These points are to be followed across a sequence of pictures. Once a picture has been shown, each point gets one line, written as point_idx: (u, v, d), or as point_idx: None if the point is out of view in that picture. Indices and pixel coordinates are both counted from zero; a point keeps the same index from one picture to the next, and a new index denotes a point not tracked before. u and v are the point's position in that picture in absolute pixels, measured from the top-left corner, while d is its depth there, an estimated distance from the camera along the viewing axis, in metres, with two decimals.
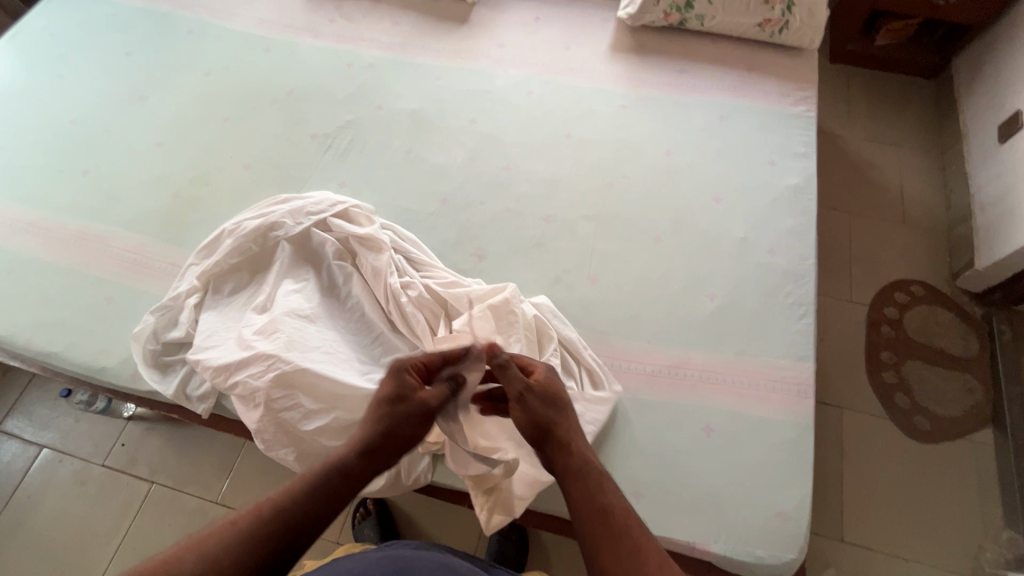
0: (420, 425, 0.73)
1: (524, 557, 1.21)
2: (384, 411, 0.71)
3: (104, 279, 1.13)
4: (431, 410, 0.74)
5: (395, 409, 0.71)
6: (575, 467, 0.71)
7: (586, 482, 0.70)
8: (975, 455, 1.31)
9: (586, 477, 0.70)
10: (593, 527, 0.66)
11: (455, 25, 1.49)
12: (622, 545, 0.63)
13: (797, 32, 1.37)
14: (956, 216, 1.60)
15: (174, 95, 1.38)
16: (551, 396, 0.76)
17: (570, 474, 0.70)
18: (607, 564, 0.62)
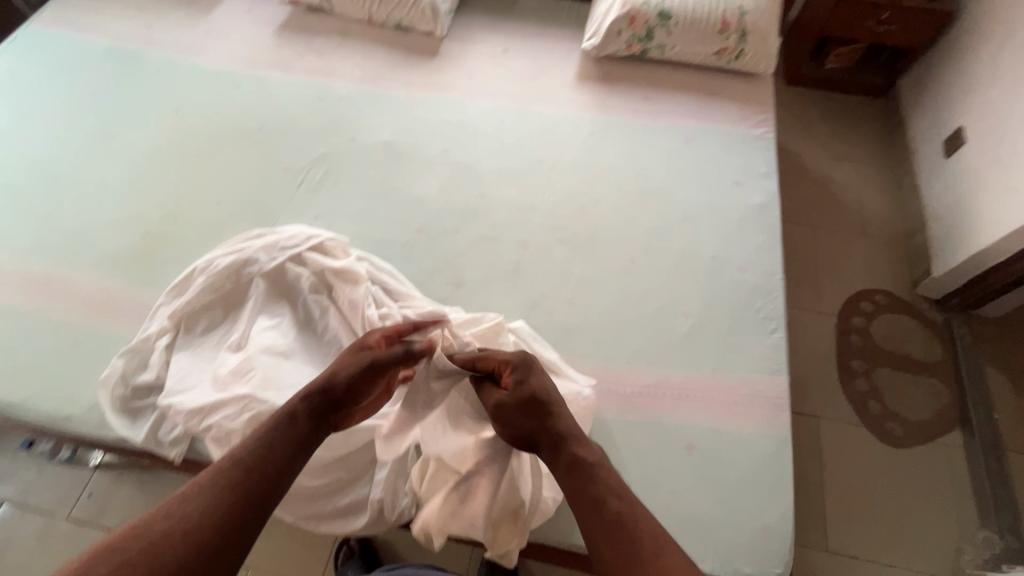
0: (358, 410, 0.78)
1: None
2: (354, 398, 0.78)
3: (69, 323, 1.10)
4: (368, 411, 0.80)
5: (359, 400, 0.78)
6: (573, 458, 0.71)
7: (580, 470, 0.69)
8: (948, 457, 1.35)
9: (580, 467, 0.69)
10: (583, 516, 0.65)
11: (426, 58, 1.52)
12: (619, 528, 0.63)
13: (752, 59, 1.45)
14: (911, 226, 1.68)
15: (142, 133, 1.37)
16: (525, 400, 0.76)
17: (562, 467, 0.71)
18: (604, 547, 0.62)
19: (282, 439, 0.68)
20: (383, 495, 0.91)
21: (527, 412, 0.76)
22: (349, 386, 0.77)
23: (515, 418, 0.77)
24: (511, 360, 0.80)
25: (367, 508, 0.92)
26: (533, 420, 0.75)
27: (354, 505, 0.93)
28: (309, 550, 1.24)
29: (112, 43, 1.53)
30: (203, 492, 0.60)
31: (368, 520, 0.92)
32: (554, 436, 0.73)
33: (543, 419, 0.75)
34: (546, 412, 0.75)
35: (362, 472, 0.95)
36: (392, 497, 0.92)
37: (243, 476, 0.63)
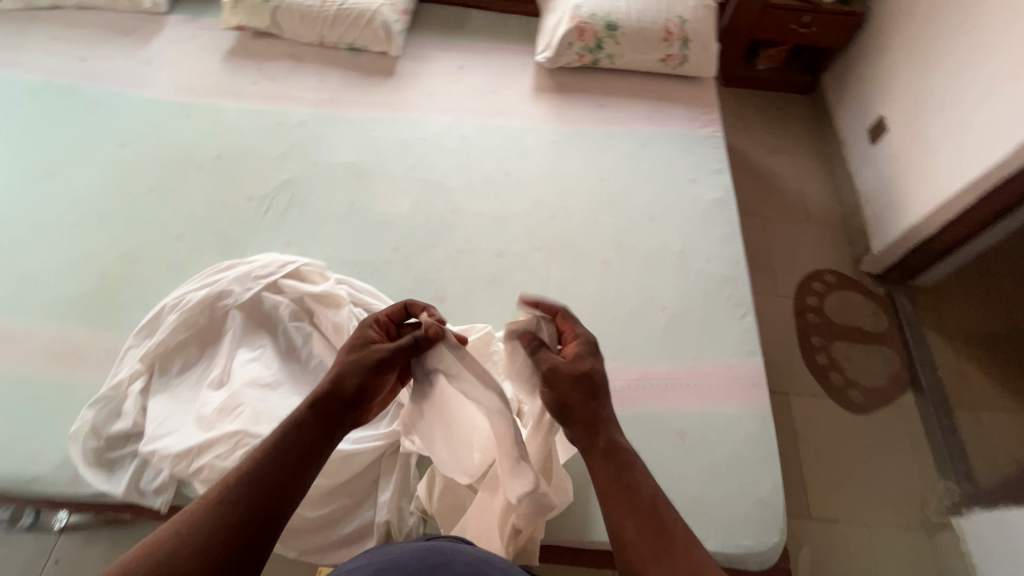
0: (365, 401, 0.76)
1: None
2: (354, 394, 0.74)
3: (25, 377, 1.02)
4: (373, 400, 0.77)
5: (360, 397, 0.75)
6: (608, 447, 0.75)
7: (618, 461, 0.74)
8: (905, 417, 1.47)
9: (618, 458, 0.74)
10: (617, 504, 0.71)
11: (382, 78, 1.53)
12: (648, 517, 0.70)
13: (695, 64, 1.54)
14: (848, 209, 1.83)
15: (88, 170, 1.30)
16: (584, 373, 0.77)
17: (599, 453, 0.74)
18: (634, 532, 0.69)
19: (288, 446, 0.70)
20: (389, 517, 0.91)
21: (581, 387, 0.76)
22: (359, 386, 0.74)
23: (562, 382, 0.77)
24: (583, 335, 0.80)
25: (373, 532, 0.91)
26: (580, 393, 0.76)
27: (360, 531, 0.91)
28: None
29: (43, 78, 1.45)
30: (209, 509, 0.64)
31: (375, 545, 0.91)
32: (595, 419, 0.76)
33: (591, 397, 0.76)
34: (592, 393, 0.77)
35: (364, 497, 0.93)
36: (399, 518, 0.92)
37: (248, 490, 0.66)
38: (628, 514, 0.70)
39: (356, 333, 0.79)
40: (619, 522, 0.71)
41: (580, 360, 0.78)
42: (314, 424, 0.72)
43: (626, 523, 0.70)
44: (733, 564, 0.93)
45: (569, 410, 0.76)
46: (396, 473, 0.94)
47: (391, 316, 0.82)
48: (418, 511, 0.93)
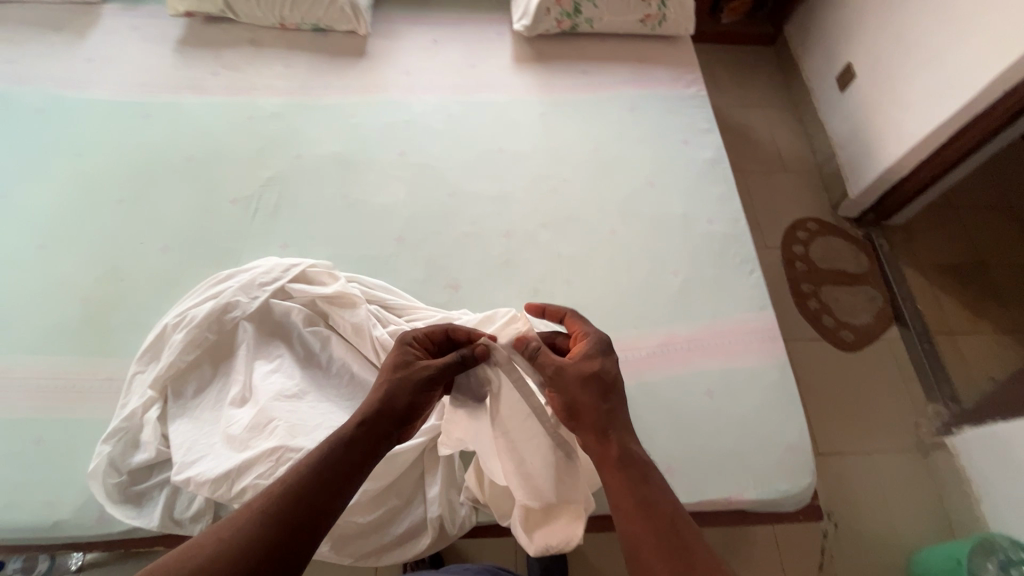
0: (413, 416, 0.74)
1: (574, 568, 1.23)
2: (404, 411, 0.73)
3: (22, 419, 0.94)
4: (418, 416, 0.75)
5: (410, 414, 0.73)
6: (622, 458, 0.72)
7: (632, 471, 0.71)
8: (892, 350, 1.56)
9: (630, 468, 0.71)
10: (628, 513, 0.68)
11: (355, 59, 1.44)
12: (667, 530, 0.66)
13: (673, 23, 1.52)
14: (821, 156, 1.89)
15: (45, 186, 1.18)
16: (588, 374, 0.76)
17: (613, 463, 0.72)
18: (651, 547, 0.65)
19: (336, 460, 0.67)
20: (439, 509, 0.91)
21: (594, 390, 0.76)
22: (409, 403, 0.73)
23: (569, 383, 0.77)
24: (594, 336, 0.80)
25: (427, 527, 0.91)
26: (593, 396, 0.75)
27: (414, 528, 0.91)
28: None
29: None
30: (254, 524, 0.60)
31: (431, 540, 0.91)
32: (609, 425, 0.74)
33: (602, 399, 0.75)
34: (603, 395, 0.76)
35: (412, 493, 0.93)
36: (450, 510, 0.92)
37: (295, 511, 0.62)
38: (639, 524, 0.67)
39: (398, 350, 0.78)
40: (630, 531, 0.67)
41: (588, 361, 0.78)
42: (362, 437, 0.70)
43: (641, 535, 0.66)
44: (772, 508, 0.98)
45: (579, 414, 0.76)
46: (442, 466, 0.93)
47: (430, 334, 0.81)
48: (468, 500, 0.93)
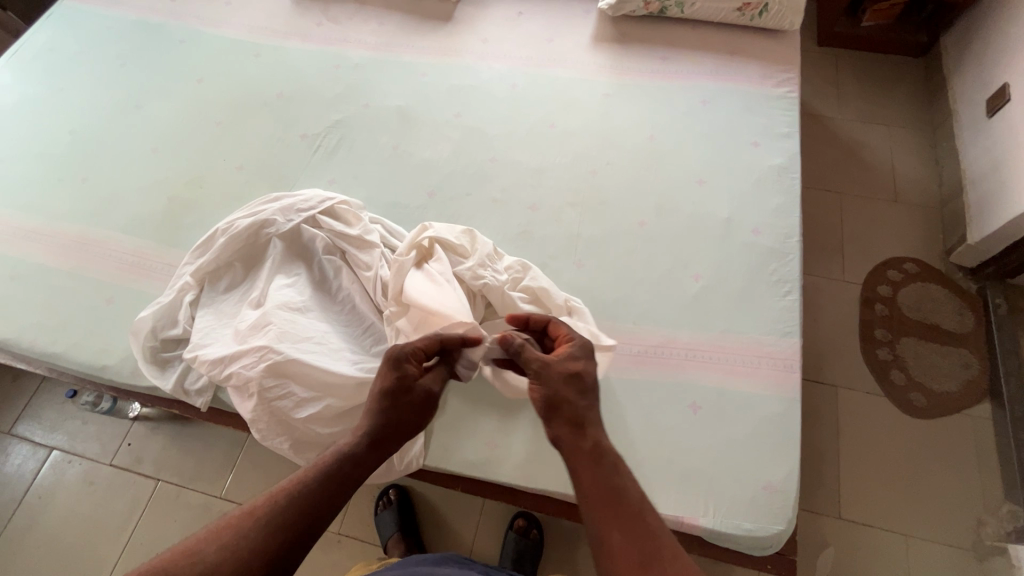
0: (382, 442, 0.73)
1: (541, 554, 1.21)
2: (384, 403, 0.73)
3: (103, 280, 1.17)
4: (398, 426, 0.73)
5: (396, 401, 0.74)
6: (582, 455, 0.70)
7: (608, 501, 0.66)
8: (975, 428, 1.30)
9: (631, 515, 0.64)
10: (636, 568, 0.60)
11: (440, 23, 1.52)
12: (635, 528, 0.63)
13: (777, 15, 1.38)
14: (948, 190, 1.60)
15: (167, 101, 1.42)
16: (573, 373, 0.76)
17: (585, 456, 0.69)
18: (613, 536, 0.63)
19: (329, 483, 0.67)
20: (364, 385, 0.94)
21: (573, 378, 0.76)
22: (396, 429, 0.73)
23: (555, 379, 0.76)
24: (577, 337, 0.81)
25: None
26: (577, 392, 0.75)
27: None
28: None
29: (139, 16, 1.58)
30: (249, 528, 0.60)
31: (378, 468, 0.97)
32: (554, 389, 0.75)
33: (579, 395, 0.75)
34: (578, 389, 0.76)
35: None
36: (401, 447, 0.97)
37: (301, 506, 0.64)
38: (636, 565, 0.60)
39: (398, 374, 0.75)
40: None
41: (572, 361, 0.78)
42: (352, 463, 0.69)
43: (612, 561, 0.62)
44: (730, 543, 0.90)
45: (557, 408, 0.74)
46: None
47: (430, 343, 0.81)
48: (422, 440, 0.98)
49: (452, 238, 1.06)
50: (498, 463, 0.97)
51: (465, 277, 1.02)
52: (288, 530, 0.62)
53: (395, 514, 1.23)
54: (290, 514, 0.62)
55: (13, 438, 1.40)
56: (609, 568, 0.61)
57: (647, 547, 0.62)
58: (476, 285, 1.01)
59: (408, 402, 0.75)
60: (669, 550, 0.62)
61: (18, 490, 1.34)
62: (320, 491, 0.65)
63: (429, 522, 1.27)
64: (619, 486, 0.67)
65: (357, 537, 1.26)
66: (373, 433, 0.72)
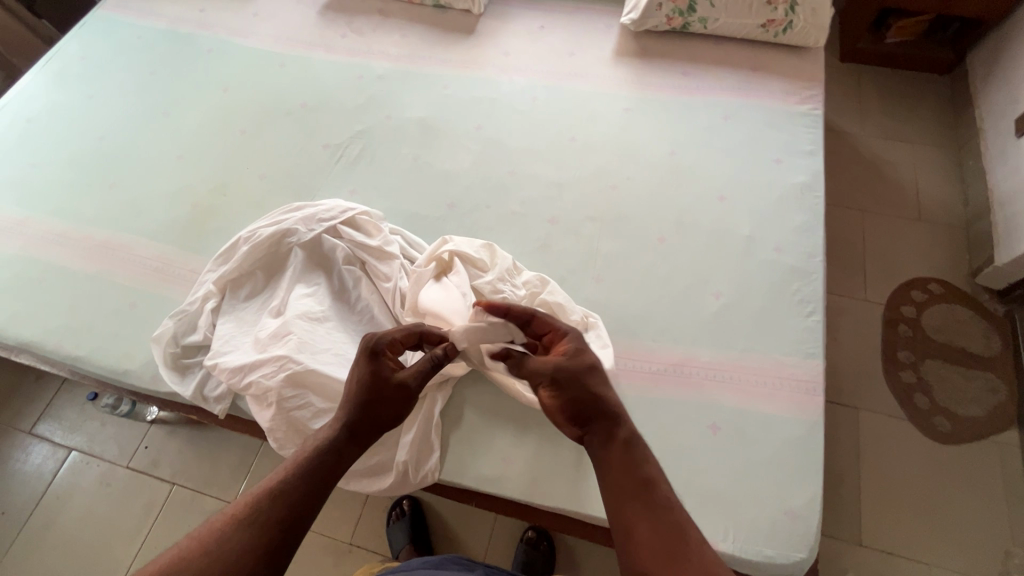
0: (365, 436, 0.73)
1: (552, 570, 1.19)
2: (362, 393, 0.74)
3: (128, 285, 1.18)
4: (377, 416, 0.74)
5: (373, 391, 0.74)
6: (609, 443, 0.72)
7: (636, 490, 0.67)
8: (1002, 455, 1.27)
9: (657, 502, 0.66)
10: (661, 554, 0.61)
11: (463, 36, 1.53)
12: (660, 515, 0.64)
13: (801, 31, 1.37)
14: (974, 210, 1.57)
15: (193, 110, 1.44)
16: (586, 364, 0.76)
17: (612, 444, 0.71)
18: (636, 521, 0.65)
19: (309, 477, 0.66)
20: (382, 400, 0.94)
21: (584, 375, 0.75)
22: (380, 418, 0.74)
23: (570, 381, 0.75)
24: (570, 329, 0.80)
25: (392, 469, 0.97)
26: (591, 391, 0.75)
27: (381, 465, 0.98)
28: (339, 508, 1.29)
29: (168, 26, 1.61)
30: (230, 531, 0.59)
31: (393, 481, 0.97)
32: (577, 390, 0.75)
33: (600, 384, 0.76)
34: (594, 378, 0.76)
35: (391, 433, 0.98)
36: (417, 460, 0.96)
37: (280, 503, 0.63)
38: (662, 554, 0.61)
39: (375, 364, 0.76)
40: None
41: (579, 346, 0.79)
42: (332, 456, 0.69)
43: (639, 549, 0.63)
44: (750, 569, 0.88)
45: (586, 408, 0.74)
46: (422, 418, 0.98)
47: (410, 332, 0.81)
48: (437, 453, 0.98)
49: (470, 251, 1.06)
50: (513, 479, 0.96)
51: (485, 291, 1.02)
52: (275, 527, 0.61)
53: (407, 525, 1.23)
54: (269, 509, 0.62)
55: (34, 437, 1.42)
56: (637, 555, 0.63)
57: (672, 534, 0.63)
58: (495, 299, 1.01)
59: (385, 391, 0.75)
60: (697, 546, 0.62)
61: (37, 490, 1.36)
62: (302, 485, 0.65)
63: (439, 533, 1.27)
64: (652, 481, 0.68)
65: (368, 547, 1.26)
66: (348, 425, 0.72)
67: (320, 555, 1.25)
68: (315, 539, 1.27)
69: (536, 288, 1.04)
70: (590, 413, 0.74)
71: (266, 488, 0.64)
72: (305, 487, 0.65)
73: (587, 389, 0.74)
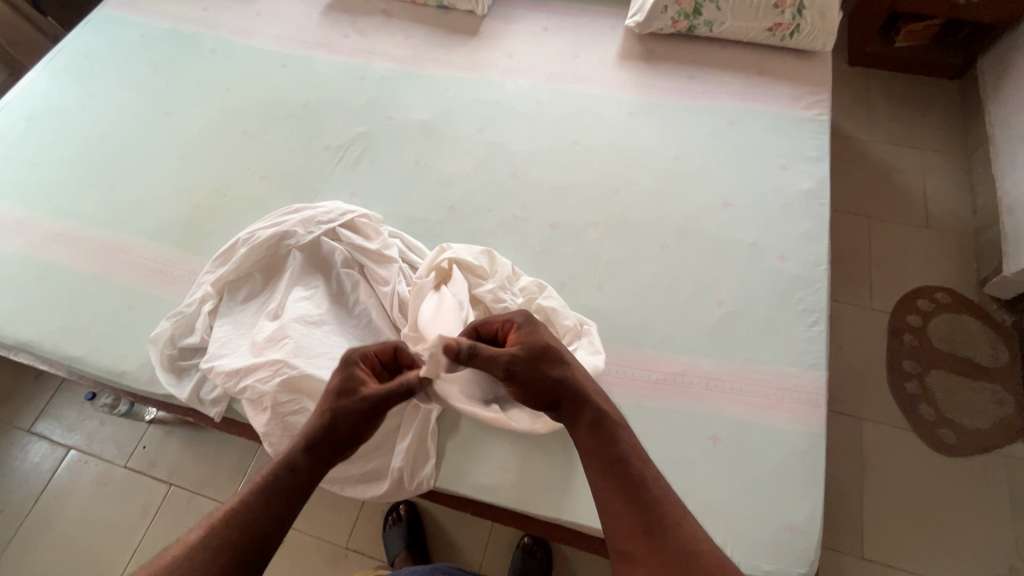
0: (334, 450, 0.72)
1: None
2: (330, 405, 0.73)
3: (126, 286, 1.18)
4: (344, 428, 0.73)
5: (341, 403, 0.74)
6: (582, 426, 0.75)
7: (613, 472, 0.70)
8: (1008, 469, 1.25)
9: (630, 485, 0.68)
10: (638, 536, 0.65)
11: (466, 37, 1.52)
12: (638, 495, 0.68)
13: (809, 35, 1.35)
14: (983, 219, 1.55)
15: (195, 110, 1.44)
16: (538, 350, 0.77)
17: (585, 427, 0.74)
18: (616, 503, 0.68)
19: (273, 495, 0.65)
20: None
21: (538, 360, 0.77)
22: (350, 432, 0.73)
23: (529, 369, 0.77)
24: (516, 317, 0.81)
25: (388, 476, 0.96)
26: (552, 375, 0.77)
27: (377, 472, 0.97)
28: (337, 512, 1.29)
29: (172, 25, 1.61)
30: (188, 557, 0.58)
31: (389, 488, 0.96)
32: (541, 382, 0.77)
33: (558, 370, 0.77)
34: (555, 366, 0.77)
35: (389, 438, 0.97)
36: (413, 467, 0.96)
37: (241, 526, 0.61)
38: (638, 536, 0.65)
39: (344, 375, 0.76)
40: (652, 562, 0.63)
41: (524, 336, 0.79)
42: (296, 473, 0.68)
43: (620, 529, 0.67)
44: None
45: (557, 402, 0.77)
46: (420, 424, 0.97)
47: (379, 353, 0.82)
48: (433, 461, 0.97)
49: (469, 257, 1.05)
50: (510, 487, 0.95)
51: (485, 299, 1.01)
52: (235, 551, 0.60)
53: (403, 531, 1.22)
54: (228, 532, 0.60)
55: (33, 436, 1.42)
56: (619, 535, 0.67)
57: (648, 515, 0.66)
58: (496, 308, 1.01)
59: (355, 405, 0.74)
60: (675, 521, 0.66)
61: (35, 489, 1.36)
62: (265, 504, 0.64)
63: (436, 539, 1.26)
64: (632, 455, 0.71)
65: (364, 552, 1.25)
66: (314, 439, 0.71)
67: (316, 559, 1.25)
68: (312, 543, 1.26)
69: (535, 296, 1.02)
70: (558, 399, 0.77)
71: (231, 510, 0.62)
72: (269, 507, 0.64)
73: (548, 373, 0.76)
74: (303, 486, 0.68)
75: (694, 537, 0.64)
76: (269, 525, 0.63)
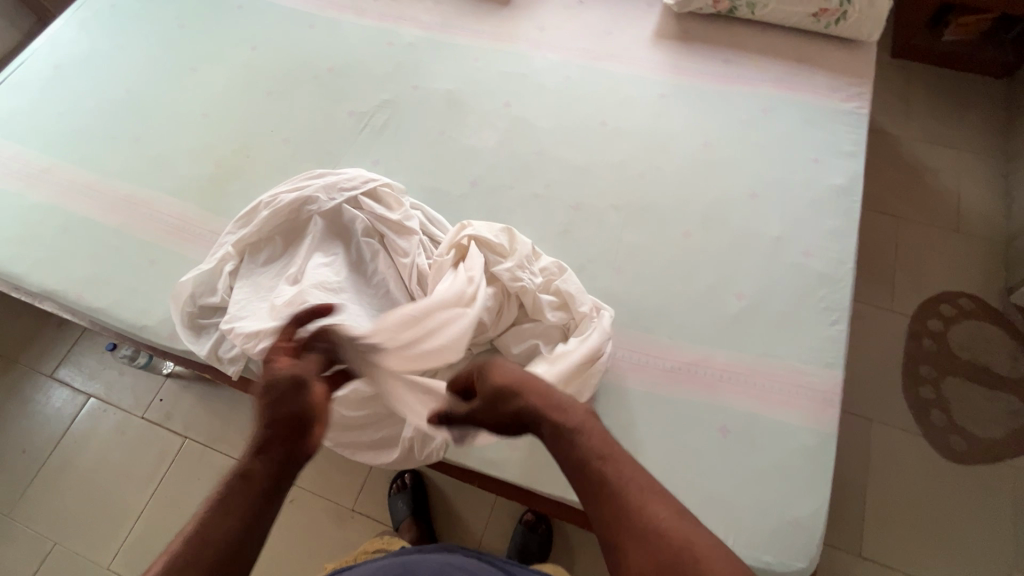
0: (288, 440, 0.71)
1: (548, 552, 1.21)
2: (266, 407, 0.74)
3: (149, 241, 1.19)
4: (298, 419, 0.73)
5: (276, 399, 0.74)
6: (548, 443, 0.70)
7: (579, 479, 0.66)
8: (1016, 480, 1.24)
9: (595, 483, 0.64)
10: (616, 534, 0.61)
11: (497, 7, 1.48)
12: (604, 491, 0.63)
13: (855, 23, 1.30)
14: (1017, 226, 1.50)
15: (221, 67, 1.42)
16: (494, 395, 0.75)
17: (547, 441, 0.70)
18: (590, 507, 0.64)
19: (225, 500, 0.65)
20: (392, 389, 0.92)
21: (496, 403, 0.75)
22: (300, 419, 0.73)
23: (494, 417, 0.76)
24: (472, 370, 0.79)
25: (399, 444, 0.97)
26: (509, 410, 0.74)
27: (389, 439, 0.99)
28: (345, 474, 1.32)
29: None
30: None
31: (399, 456, 0.98)
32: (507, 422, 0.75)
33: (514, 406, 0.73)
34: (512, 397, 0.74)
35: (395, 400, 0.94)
36: (423, 439, 0.96)
37: (202, 538, 0.61)
38: (621, 536, 0.61)
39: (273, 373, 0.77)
40: (634, 558, 0.59)
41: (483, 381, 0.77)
42: (245, 469, 0.67)
43: (607, 536, 0.62)
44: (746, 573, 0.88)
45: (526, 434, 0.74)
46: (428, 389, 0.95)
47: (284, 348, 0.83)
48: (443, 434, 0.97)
49: (489, 235, 1.04)
50: (518, 464, 0.96)
51: (502, 278, 1.00)
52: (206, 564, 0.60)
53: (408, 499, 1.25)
54: (190, 548, 0.60)
55: (54, 381, 1.46)
56: (607, 542, 0.62)
57: (621, 511, 0.62)
58: (513, 287, 0.99)
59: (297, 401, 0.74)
60: (638, 506, 0.61)
61: (56, 432, 1.40)
62: (221, 511, 0.63)
63: (439, 508, 1.29)
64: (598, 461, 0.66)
65: (370, 515, 1.29)
66: (256, 440, 0.71)
67: (323, 518, 1.29)
68: (320, 502, 1.30)
69: (554, 280, 1.02)
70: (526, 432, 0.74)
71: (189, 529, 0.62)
72: (225, 511, 0.63)
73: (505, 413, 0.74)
74: (258, 478, 0.67)
75: (669, 518, 0.60)
76: (232, 530, 0.62)
